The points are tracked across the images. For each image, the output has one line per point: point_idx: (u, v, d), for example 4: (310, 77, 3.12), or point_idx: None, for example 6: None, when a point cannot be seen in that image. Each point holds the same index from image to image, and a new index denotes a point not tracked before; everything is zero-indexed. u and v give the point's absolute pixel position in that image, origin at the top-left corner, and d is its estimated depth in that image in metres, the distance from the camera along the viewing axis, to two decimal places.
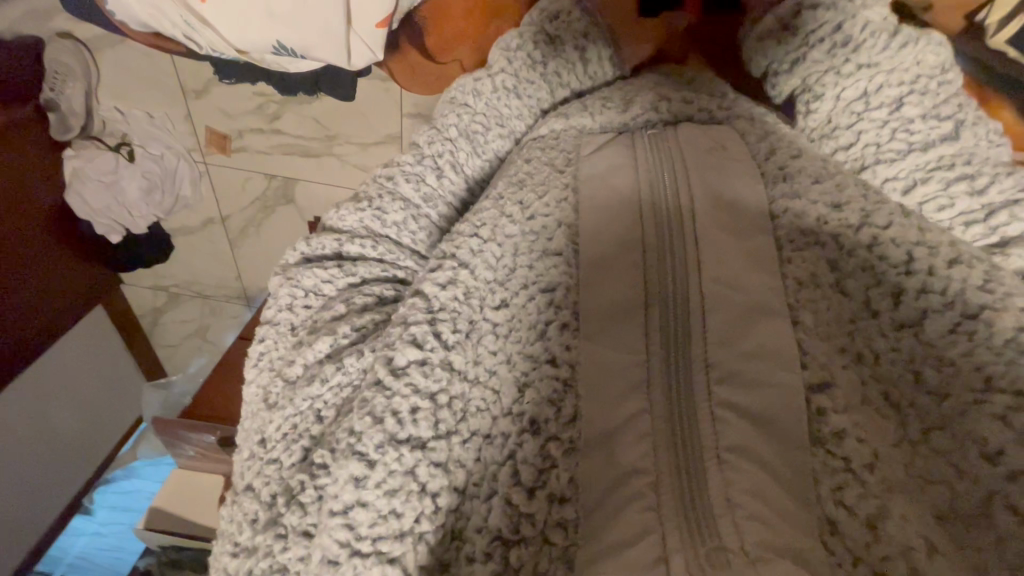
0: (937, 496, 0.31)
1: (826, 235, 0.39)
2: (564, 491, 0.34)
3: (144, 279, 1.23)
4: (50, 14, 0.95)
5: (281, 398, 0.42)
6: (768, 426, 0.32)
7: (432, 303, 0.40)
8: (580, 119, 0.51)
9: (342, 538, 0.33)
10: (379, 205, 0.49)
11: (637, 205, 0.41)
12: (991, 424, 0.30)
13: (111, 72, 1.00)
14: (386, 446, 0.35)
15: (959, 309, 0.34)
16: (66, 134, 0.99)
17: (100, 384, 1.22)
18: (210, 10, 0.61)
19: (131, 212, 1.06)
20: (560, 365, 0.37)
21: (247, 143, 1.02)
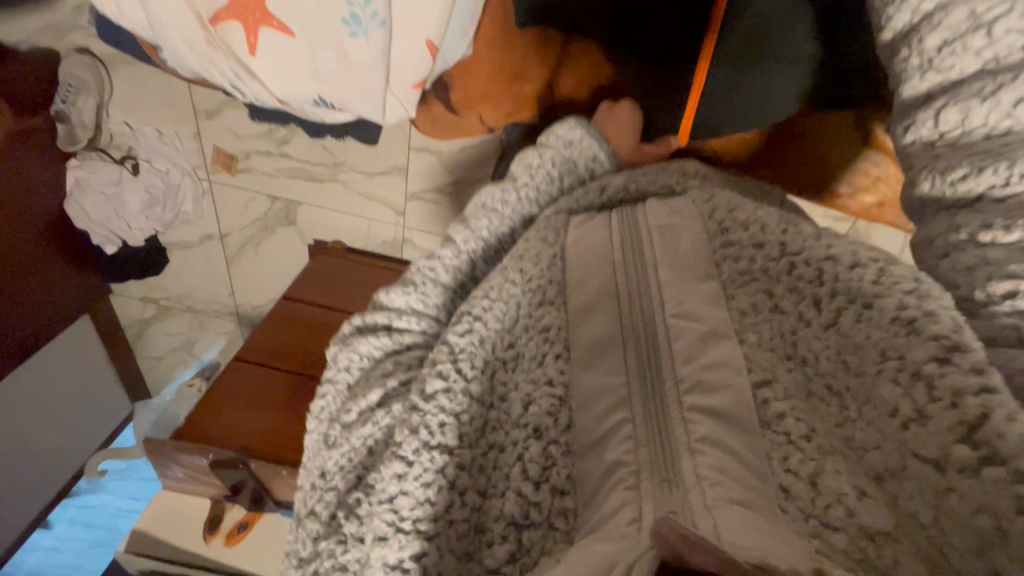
0: (873, 460, 0.35)
1: (757, 272, 0.48)
2: (564, 485, 0.41)
3: (133, 290, 1.24)
4: (66, 30, 0.94)
5: (338, 438, 0.48)
6: (726, 419, 0.40)
7: (456, 346, 0.46)
8: (567, 203, 0.62)
9: (388, 521, 0.39)
10: (423, 289, 0.55)
11: (613, 260, 0.52)
12: (890, 387, 0.35)
13: (124, 89, 1.02)
14: (421, 450, 0.42)
15: (860, 302, 0.39)
16: (75, 146, 1.04)
17: (81, 393, 1.22)
18: (259, 64, 0.66)
19: (130, 225, 1.07)
20: (556, 385, 0.45)
21: (254, 164, 1.07)
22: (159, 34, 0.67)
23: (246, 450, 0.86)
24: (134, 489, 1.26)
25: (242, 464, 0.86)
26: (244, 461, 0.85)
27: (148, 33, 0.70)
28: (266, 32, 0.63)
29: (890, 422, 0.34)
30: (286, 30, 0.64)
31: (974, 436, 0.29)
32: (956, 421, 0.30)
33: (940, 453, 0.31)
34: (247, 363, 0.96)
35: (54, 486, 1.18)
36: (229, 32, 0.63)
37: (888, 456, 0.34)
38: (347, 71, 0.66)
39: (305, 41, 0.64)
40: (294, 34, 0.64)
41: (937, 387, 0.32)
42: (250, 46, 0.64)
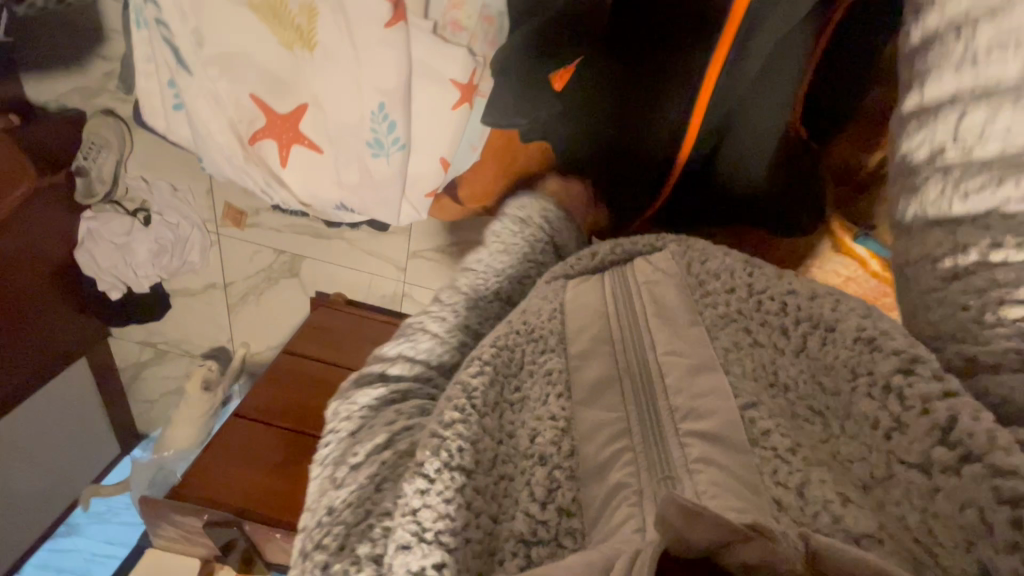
0: (859, 471, 0.36)
1: (733, 312, 0.48)
2: (569, 506, 0.40)
3: (133, 334, 1.26)
4: (96, 94, 1.05)
5: (345, 478, 0.44)
6: (722, 442, 0.40)
7: (469, 384, 0.46)
8: (563, 266, 0.61)
9: (410, 531, 0.37)
10: (412, 337, 0.55)
11: (604, 313, 0.53)
12: (866, 401, 0.36)
13: (142, 148, 1.08)
14: (443, 470, 0.40)
15: (822, 326, 0.41)
16: (89, 199, 1.07)
17: (71, 435, 1.22)
18: (288, 171, 0.75)
19: (137, 272, 1.12)
20: (558, 418, 0.45)
21: (262, 220, 1.13)
22: (204, 148, 0.75)
23: (244, 513, 0.86)
24: (106, 530, 1.17)
25: (236, 524, 0.85)
26: (239, 522, 0.85)
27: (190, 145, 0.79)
28: (297, 148, 0.73)
29: (874, 436, 0.35)
30: (314, 147, 0.73)
31: (949, 437, 0.30)
32: (931, 427, 0.31)
33: (924, 457, 0.32)
34: (246, 418, 0.97)
35: (26, 539, 1.13)
36: (265, 148, 0.73)
37: (874, 466, 0.35)
38: (367, 184, 0.74)
39: (332, 157, 0.73)
40: (322, 151, 0.74)
41: (908, 397, 0.33)
42: (282, 158, 0.74)
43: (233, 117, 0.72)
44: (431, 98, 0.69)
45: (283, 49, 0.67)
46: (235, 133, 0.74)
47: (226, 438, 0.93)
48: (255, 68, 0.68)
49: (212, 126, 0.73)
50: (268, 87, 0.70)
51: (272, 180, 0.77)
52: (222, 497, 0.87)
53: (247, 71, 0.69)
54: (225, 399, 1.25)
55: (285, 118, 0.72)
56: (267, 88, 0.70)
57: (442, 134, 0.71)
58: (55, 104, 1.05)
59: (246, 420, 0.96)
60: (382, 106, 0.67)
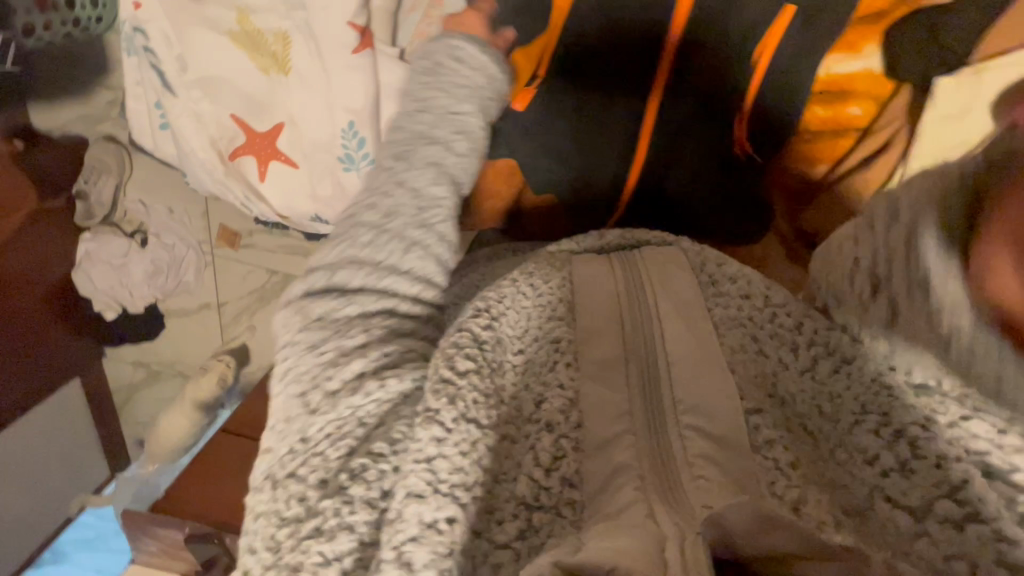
0: (840, 496, 0.41)
1: (744, 317, 0.51)
2: (573, 478, 0.41)
3: (127, 354, 1.28)
4: (98, 120, 1.09)
5: (321, 404, 0.41)
6: (722, 440, 0.41)
7: (479, 334, 0.45)
8: (568, 243, 0.60)
9: (425, 480, 0.36)
10: (356, 237, 0.50)
11: (616, 291, 0.51)
12: (869, 436, 0.42)
13: (142, 171, 1.12)
14: (460, 420, 0.39)
15: (838, 356, 0.47)
16: (89, 221, 1.11)
17: (65, 458, 1.20)
18: (266, 185, 0.79)
19: (132, 293, 1.14)
20: (566, 387, 0.45)
21: (256, 241, 1.15)
22: (186, 164, 0.81)
23: (224, 526, 0.85)
24: (90, 560, 1.13)
25: (219, 537, 0.84)
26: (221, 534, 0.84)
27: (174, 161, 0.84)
28: (274, 163, 0.78)
29: (869, 469, 0.41)
30: (291, 162, 0.77)
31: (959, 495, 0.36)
32: (941, 479, 0.37)
33: (922, 502, 0.38)
34: (234, 435, 0.96)
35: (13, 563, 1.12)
36: (244, 164, 0.78)
37: (859, 494, 0.41)
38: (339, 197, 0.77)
39: (307, 171, 0.77)
40: (298, 167, 0.77)
41: (923, 446, 0.39)
42: (260, 173, 0.79)
43: (213, 135, 0.78)
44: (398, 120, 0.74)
45: (261, 75, 0.74)
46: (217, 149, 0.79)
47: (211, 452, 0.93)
48: (236, 91, 0.75)
49: (195, 144, 0.78)
50: (249, 109, 0.76)
51: (251, 194, 0.80)
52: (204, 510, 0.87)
53: (231, 94, 0.76)
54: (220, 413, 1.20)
55: (265, 136, 0.77)
56: (248, 110, 0.76)
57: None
58: None
59: (233, 434, 0.96)
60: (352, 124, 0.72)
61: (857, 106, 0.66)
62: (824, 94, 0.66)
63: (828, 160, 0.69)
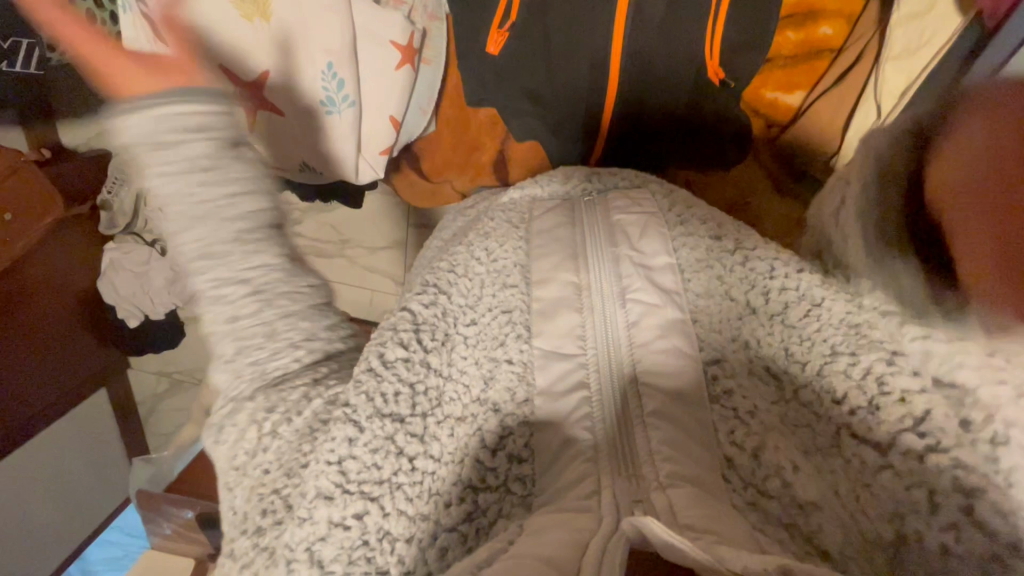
0: (802, 437, 0.38)
1: (712, 260, 0.45)
2: (521, 452, 0.41)
3: (152, 364, 1.32)
4: None
5: (235, 477, 0.39)
6: (676, 394, 0.39)
7: (418, 315, 0.43)
8: (534, 189, 0.57)
9: (332, 481, 0.35)
10: None
11: (572, 243, 0.48)
12: (839, 378, 0.37)
13: None
14: (375, 417, 0.38)
15: (808, 298, 0.40)
16: (112, 229, 1.15)
17: (86, 466, 1.25)
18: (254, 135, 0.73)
19: (153, 299, 1.16)
20: (516, 362, 0.43)
21: None
22: None
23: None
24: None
25: None
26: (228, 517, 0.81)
27: None
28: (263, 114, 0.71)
29: (836, 410, 0.37)
30: (277, 111, 0.71)
31: (920, 427, 0.33)
32: (905, 415, 0.34)
33: (886, 438, 0.34)
34: None
35: (48, 564, 1.18)
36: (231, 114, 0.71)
37: (818, 435, 0.38)
38: (322, 142, 0.73)
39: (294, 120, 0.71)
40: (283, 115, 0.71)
41: (886, 383, 0.35)
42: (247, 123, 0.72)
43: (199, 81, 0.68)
44: (371, 60, 0.70)
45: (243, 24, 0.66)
46: None
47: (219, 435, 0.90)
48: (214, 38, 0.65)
49: None
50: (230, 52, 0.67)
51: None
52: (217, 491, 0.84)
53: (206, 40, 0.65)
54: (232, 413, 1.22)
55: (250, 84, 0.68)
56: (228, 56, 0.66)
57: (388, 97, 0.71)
58: (86, 146, 1.14)
59: None
60: (331, 66, 0.68)
61: (827, 26, 0.75)
62: (794, 17, 0.74)
63: (804, 86, 0.77)
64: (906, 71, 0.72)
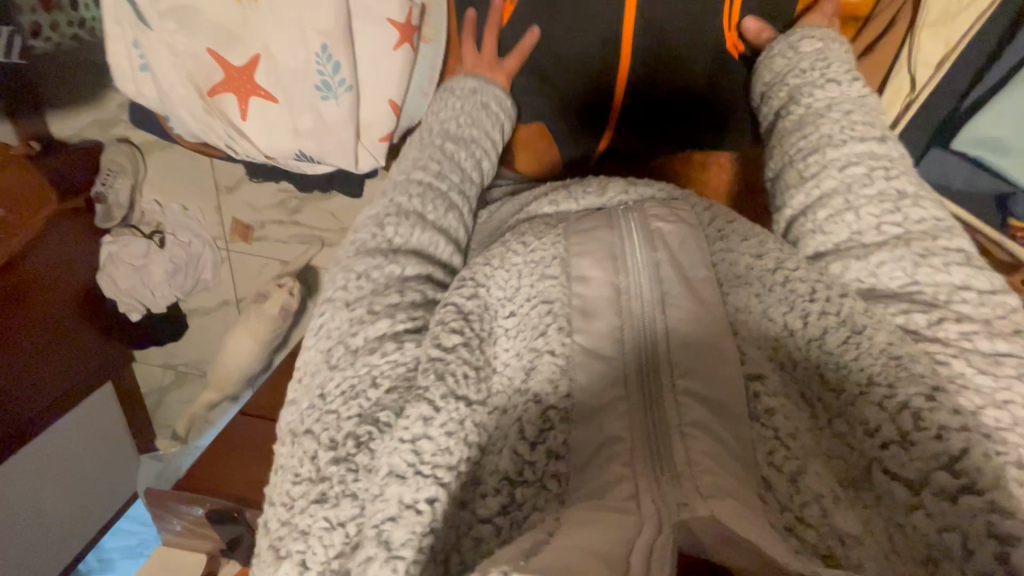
0: (836, 467, 0.37)
1: (753, 277, 0.42)
2: (560, 449, 0.37)
3: (156, 358, 1.32)
4: (113, 124, 1.11)
5: (344, 359, 0.41)
6: (717, 408, 0.36)
7: (463, 306, 0.42)
8: (568, 205, 0.53)
9: (407, 460, 0.35)
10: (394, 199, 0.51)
11: (609, 241, 0.44)
12: (873, 409, 0.36)
13: (156, 170, 1.13)
14: (449, 397, 0.37)
15: (849, 327, 0.39)
16: (108, 223, 1.12)
17: (97, 462, 1.25)
18: (250, 124, 0.69)
19: (153, 291, 1.15)
20: (557, 353, 0.39)
21: (267, 233, 1.14)
22: (167, 109, 0.70)
23: (245, 502, 0.82)
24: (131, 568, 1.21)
25: (238, 513, 0.81)
26: (240, 512, 0.81)
27: (156, 104, 0.71)
28: (256, 101, 0.68)
29: (866, 440, 0.36)
30: (271, 98, 0.68)
31: (955, 465, 0.32)
32: (939, 452, 0.33)
33: (918, 475, 0.33)
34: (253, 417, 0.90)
35: (61, 562, 1.18)
36: (224, 103, 0.68)
37: (851, 466, 0.37)
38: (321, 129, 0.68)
39: (287, 108, 0.68)
40: (277, 102, 0.68)
41: (924, 418, 0.34)
42: (242, 113, 0.69)
43: (190, 69, 0.67)
44: (369, 39, 0.65)
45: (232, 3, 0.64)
46: (195, 84, 0.68)
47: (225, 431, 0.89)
48: (207, 21, 0.65)
49: (170, 81, 0.67)
50: (222, 42, 0.66)
51: (234, 133, 0.70)
52: (226, 487, 0.83)
53: (204, 26, 0.65)
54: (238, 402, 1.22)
55: (242, 71, 0.67)
56: (222, 42, 0.66)
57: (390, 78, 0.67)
58: (78, 137, 1.11)
59: (253, 416, 0.90)
60: (326, 47, 0.64)
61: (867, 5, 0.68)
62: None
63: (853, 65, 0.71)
64: (942, 37, 0.66)
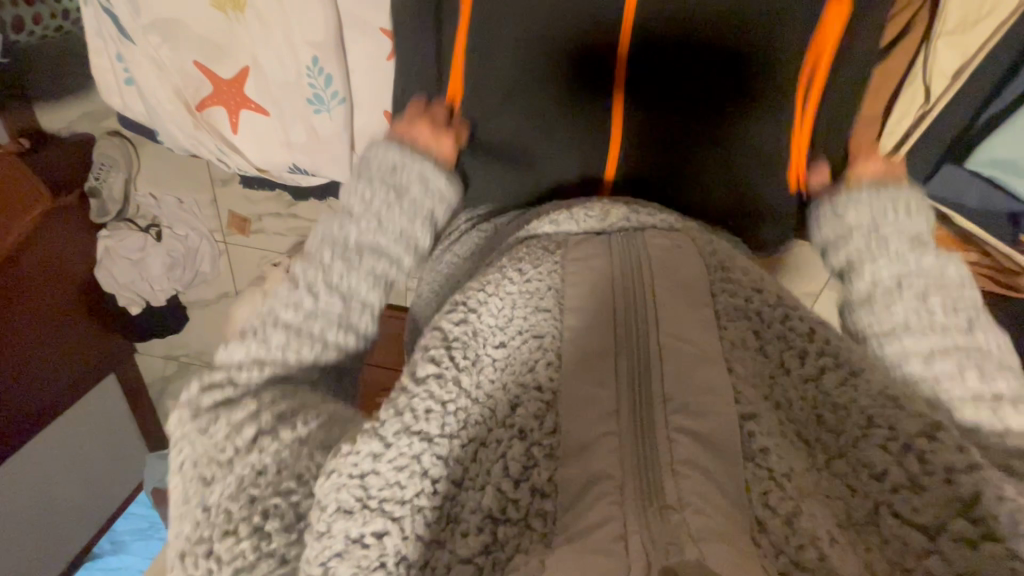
0: (837, 509, 0.38)
1: (753, 312, 0.46)
2: (544, 487, 0.38)
3: (157, 348, 1.32)
4: (103, 116, 1.09)
5: (217, 472, 0.41)
6: (710, 444, 0.38)
7: (448, 332, 0.44)
8: (568, 226, 0.54)
9: (354, 495, 0.36)
10: (291, 297, 0.52)
11: (610, 276, 0.47)
12: (879, 452, 0.39)
13: (150, 163, 1.12)
14: (402, 433, 0.38)
15: (846, 367, 0.43)
16: (104, 217, 1.11)
17: (105, 451, 1.29)
18: (241, 139, 0.75)
19: (153, 285, 1.16)
20: (545, 390, 0.42)
21: (265, 226, 1.14)
22: (157, 119, 0.76)
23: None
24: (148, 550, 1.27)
25: None
26: None
27: (146, 119, 0.80)
28: (246, 113, 0.73)
29: (877, 485, 0.38)
30: (261, 110, 0.73)
31: (973, 512, 0.35)
32: (952, 496, 0.36)
33: (935, 522, 0.36)
34: None
35: (57, 564, 1.22)
36: (213, 114, 0.74)
37: (855, 509, 0.38)
38: (314, 142, 0.73)
39: (278, 118, 0.72)
40: (269, 114, 0.73)
41: (931, 462, 0.37)
42: (232, 125, 0.74)
43: (178, 83, 0.72)
44: (359, 47, 0.69)
45: (216, 14, 0.67)
46: (182, 98, 0.74)
47: None
48: (191, 35, 0.69)
49: (160, 94, 0.74)
50: (209, 54, 0.70)
51: (226, 148, 0.76)
52: None
53: (190, 40, 0.69)
54: None
55: (232, 83, 0.71)
56: (208, 56, 0.70)
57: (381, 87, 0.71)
58: (66, 130, 1.07)
59: None
60: (316, 59, 0.68)
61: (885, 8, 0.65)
62: None
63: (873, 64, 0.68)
64: (961, 46, 0.62)
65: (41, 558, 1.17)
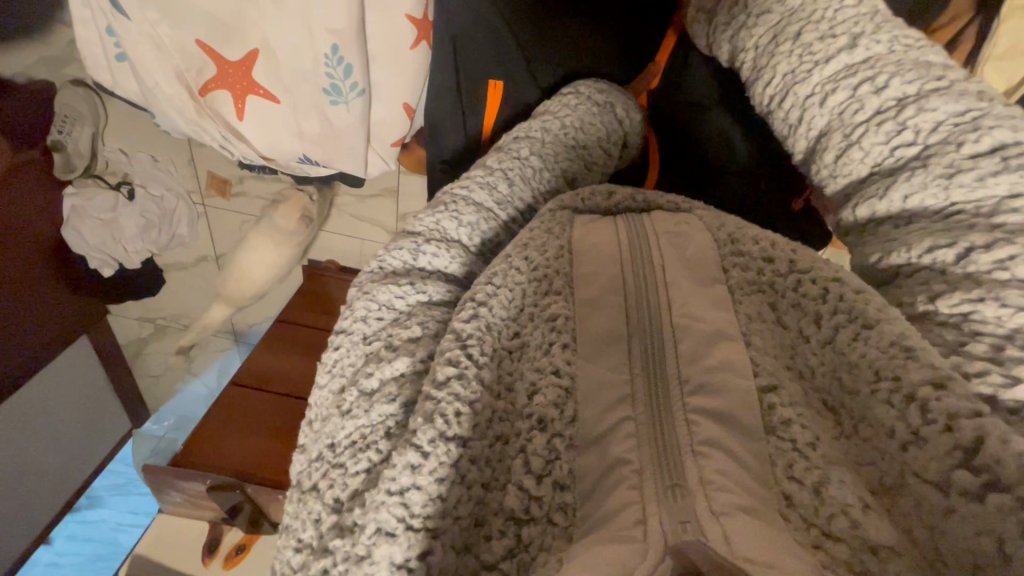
0: (869, 475, 0.34)
1: (766, 285, 0.43)
2: (564, 479, 0.35)
3: (132, 310, 1.33)
4: (64, 62, 0.99)
5: (359, 403, 0.38)
6: (731, 421, 0.36)
7: (461, 331, 0.38)
8: (570, 199, 0.50)
9: (396, 516, 0.31)
10: (454, 208, 0.47)
11: (619, 257, 0.44)
12: (884, 408, 0.33)
13: (121, 119, 1.08)
14: (437, 440, 0.33)
15: (859, 320, 0.36)
16: (70, 174, 1.03)
17: (79, 411, 1.26)
18: (246, 125, 0.79)
19: (126, 248, 1.10)
20: (562, 374, 0.38)
21: (248, 188, 1.16)
22: (154, 103, 0.77)
23: (241, 476, 0.87)
24: (127, 504, 1.35)
25: (239, 487, 0.85)
26: (240, 485, 0.85)
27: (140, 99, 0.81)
28: (254, 99, 0.76)
29: (889, 443, 0.32)
30: (271, 97, 0.76)
31: (973, 461, 0.29)
32: (952, 446, 0.29)
33: (941, 477, 0.29)
34: (247, 387, 0.97)
35: (23, 541, 1.17)
36: (218, 100, 0.76)
37: (886, 472, 0.33)
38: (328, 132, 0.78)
39: (289, 108, 0.77)
40: (277, 101, 0.76)
41: (932, 410, 0.31)
42: (238, 111, 0.78)
43: (179, 65, 0.73)
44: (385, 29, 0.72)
45: None
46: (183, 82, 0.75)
47: (223, 409, 0.93)
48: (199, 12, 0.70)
49: (158, 75, 0.74)
50: (216, 34, 0.72)
51: (231, 134, 0.80)
52: (231, 462, 0.88)
53: (193, 19, 0.70)
54: (238, 333, 1.35)
55: (238, 66, 0.74)
56: (217, 34, 0.72)
57: (404, 78, 0.77)
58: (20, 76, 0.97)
59: (245, 390, 0.96)
60: (337, 48, 0.70)
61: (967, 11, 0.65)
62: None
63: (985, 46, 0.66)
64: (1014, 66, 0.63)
65: (22, 517, 1.16)
